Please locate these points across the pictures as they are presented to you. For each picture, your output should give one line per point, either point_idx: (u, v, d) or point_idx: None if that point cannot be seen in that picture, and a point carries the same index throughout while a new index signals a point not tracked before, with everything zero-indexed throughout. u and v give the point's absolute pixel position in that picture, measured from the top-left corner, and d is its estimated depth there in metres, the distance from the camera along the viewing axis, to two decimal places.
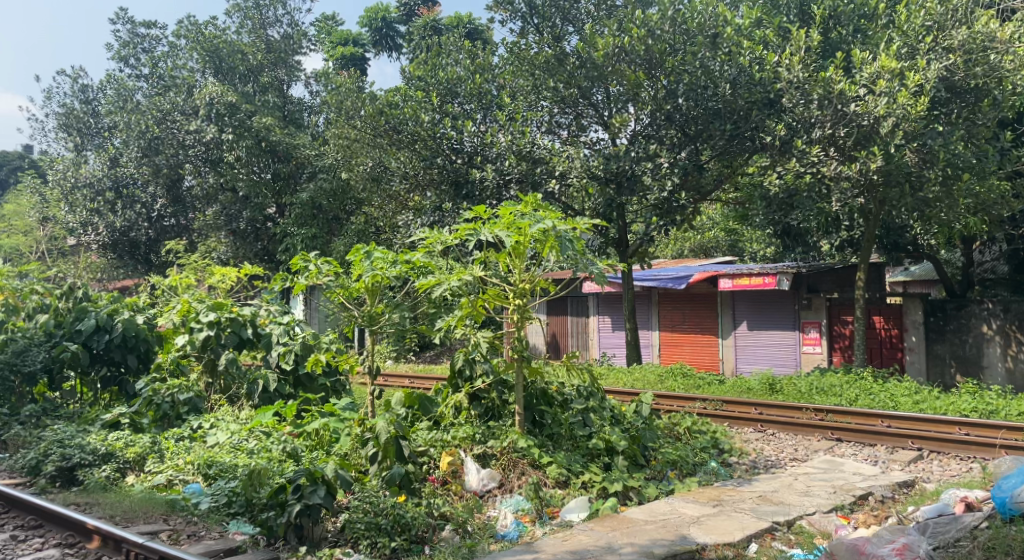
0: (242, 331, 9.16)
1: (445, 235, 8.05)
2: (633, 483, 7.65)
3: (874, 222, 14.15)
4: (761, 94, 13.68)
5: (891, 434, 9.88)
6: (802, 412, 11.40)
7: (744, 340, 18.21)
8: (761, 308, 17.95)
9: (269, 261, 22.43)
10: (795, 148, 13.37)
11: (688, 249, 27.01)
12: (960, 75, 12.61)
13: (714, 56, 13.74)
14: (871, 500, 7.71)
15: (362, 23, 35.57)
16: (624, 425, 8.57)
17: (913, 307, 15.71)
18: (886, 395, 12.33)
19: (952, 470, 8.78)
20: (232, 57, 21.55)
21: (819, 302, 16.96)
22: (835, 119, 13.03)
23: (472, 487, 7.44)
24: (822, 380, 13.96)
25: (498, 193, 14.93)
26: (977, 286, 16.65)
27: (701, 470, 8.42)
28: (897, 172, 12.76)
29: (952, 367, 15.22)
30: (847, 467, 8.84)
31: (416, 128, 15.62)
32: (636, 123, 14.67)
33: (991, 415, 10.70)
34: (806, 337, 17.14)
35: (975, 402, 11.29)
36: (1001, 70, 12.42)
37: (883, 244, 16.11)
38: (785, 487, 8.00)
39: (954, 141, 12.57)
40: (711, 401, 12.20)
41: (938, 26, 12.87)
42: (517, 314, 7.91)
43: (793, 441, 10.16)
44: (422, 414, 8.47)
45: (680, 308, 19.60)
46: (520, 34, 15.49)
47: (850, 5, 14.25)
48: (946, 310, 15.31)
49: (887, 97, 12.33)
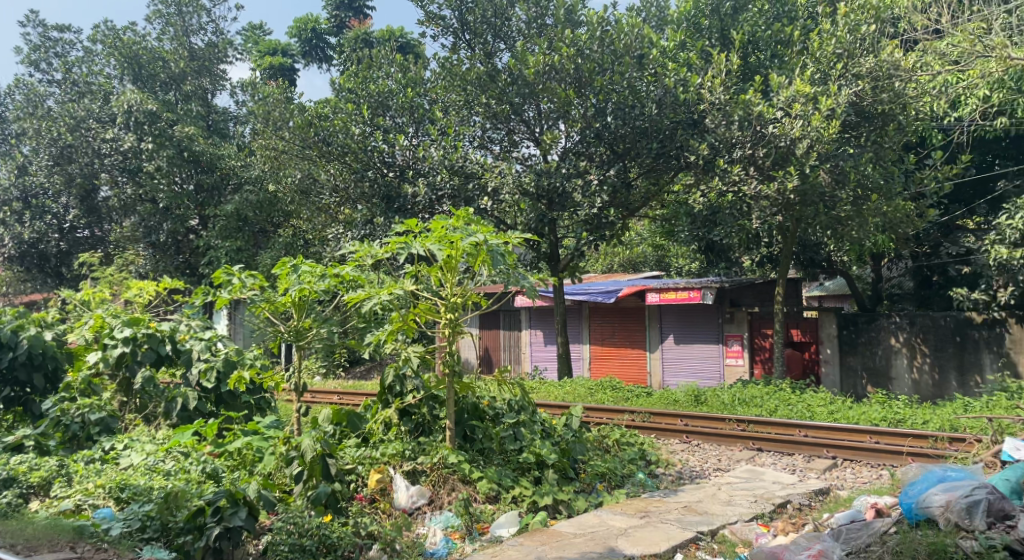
0: (160, 347, 8.87)
1: (375, 249, 8.09)
2: (563, 496, 7.82)
3: (791, 240, 14.73)
4: (685, 114, 14.27)
5: (807, 443, 10.28)
6: (725, 423, 11.71)
7: (671, 353, 18.63)
8: (687, 322, 18.39)
9: (190, 275, 21.93)
10: (717, 167, 13.90)
11: (618, 264, 27.53)
12: (868, 100, 13.15)
13: (641, 76, 14.25)
14: (789, 508, 8.06)
15: (291, 33, 35.12)
16: (555, 438, 8.69)
17: (828, 320, 15.89)
18: (804, 405, 12.78)
19: (864, 478, 9.21)
20: (152, 64, 21.00)
21: (741, 315, 17.54)
22: (755, 140, 13.56)
23: (402, 505, 7.44)
24: (744, 391, 14.36)
25: (430, 207, 15.01)
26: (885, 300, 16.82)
27: (629, 482, 8.63)
28: (813, 192, 13.23)
29: (864, 378, 15.50)
30: (767, 476, 9.19)
31: (347, 140, 15.40)
32: (567, 140, 14.94)
33: (899, 423, 11.11)
34: (729, 349, 17.69)
35: (885, 411, 11.70)
36: (905, 97, 13.02)
37: (801, 261, 16.34)
38: (709, 497, 8.28)
39: (863, 163, 13.24)
40: (639, 414, 12.43)
41: (848, 53, 13.22)
42: (449, 328, 7.98)
43: (716, 452, 10.49)
44: (350, 431, 8.27)
45: (609, 322, 19.88)
46: (451, 50, 15.62)
47: (767, 30, 14.82)
48: (858, 323, 15.56)
49: (802, 120, 12.92)
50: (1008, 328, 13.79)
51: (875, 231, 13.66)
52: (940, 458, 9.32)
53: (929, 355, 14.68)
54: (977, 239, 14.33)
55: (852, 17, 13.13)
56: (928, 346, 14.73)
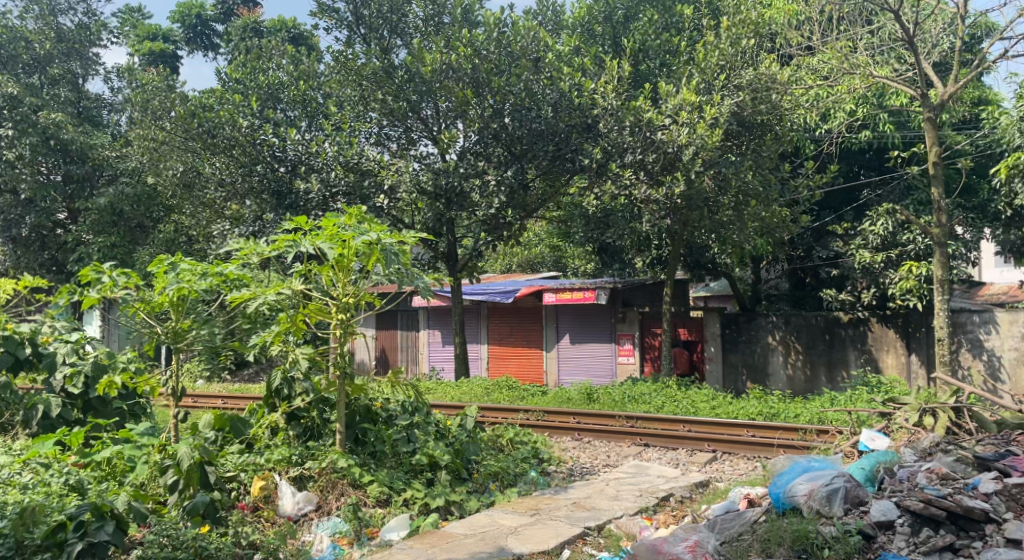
0: (19, 351, 8.75)
1: (261, 247, 7.94)
2: (455, 498, 7.88)
3: (679, 241, 15.29)
4: (580, 118, 14.46)
5: (690, 438, 10.73)
6: (615, 420, 12.08)
7: (567, 352, 19.01)
8: (581, 322, 18.83)
9: (58, 272, 20.84)
10: (610, 172, 14.36)
11: (515, 264, 27.87)
12: (748, 110, 13.79)
13: (537, 79, 14.38)
14: (672, 501, 8.41)
15: (173, 18, 33.79)
16: (449, 439, 8.80)
17: (711, 319, 16.49)
18: (688, 401, 13.34)
19: (741, 469, 9.71)
20: (14, 45, 19.70)
21: (633, 314, 18.08)
22: (644, 145, 14.01)
23: (286, 512, 7.34)
24: (634, 388, 14.86)
25: (323, 205, 14.69)
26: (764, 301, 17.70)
27: (521, 481, 8.80)
28: (698, 197, 13.84)
29: (744, 374, 16.28)
30: (652, 471, 9.55)
31: (234, 133, 14.95)
32: (465, 140, 14.99)
33: (774, 417, 11.75)
34: (622, 348, 18.21)
35: (760, 406, 12.34)
36: (781, 108, 13.82)
37: (688, 262, 16.98)
38: (597, 492, 8.54)
39: (743, 171, 13.85)
40: (533, 413, 12.65)
41: (729, 65, 13.84)
42: (341, 329, 7.90)
43: (605, 448, 10.82)
44: (234, 436, 8.18)
45: (507, 321, 20.06)
46: (346, 44, 15.41)
47: (657, 40, 15.34)
48: (739, 321, 16.33)
49: (688, 128, 13.44)
50: (871, 327, 14.72)
51: (754, 235, 14.38)
52: (806, 448, 9.91)
53: (801, 353, 15.51)
54: (845, 243, 15.32)
55: (734, 31, 13.79)
56: (801, 344, 15.57)
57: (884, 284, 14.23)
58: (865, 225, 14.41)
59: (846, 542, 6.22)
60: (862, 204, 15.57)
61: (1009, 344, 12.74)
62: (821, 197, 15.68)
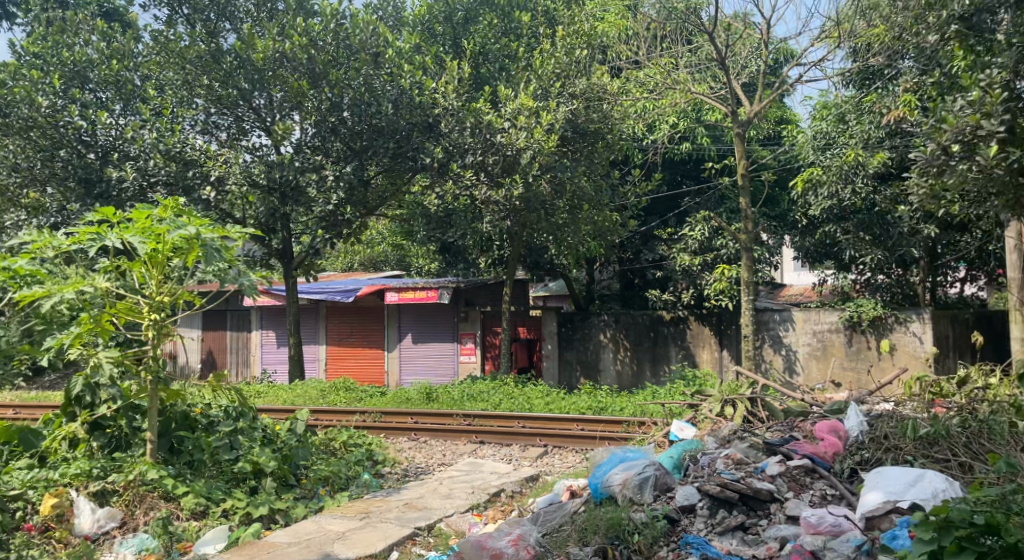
0: None
1: (58, 240, 7.51)
2: (279, 505, 7.84)
3: (518, 242, 15.74)
4: (421, 117, 14.62)
5: (523, 433, 11.14)
6: (452, 418, 12.31)
7: (409, 352, 19.10)
8: (423, 321, 19.02)
9: None
10: (452, 171, 14.52)
11: (358, 263, 27.60)
12: (582, 118, 14.31)
13: (377, 74, 14.39)
14: (502, 496, 8.74)
15: None
16: (277, 445, 8.71)
17: (548, 318, 17.12)
18: (524, 398, 13.84)
19: (569, 462, 10.19)
20: None
21: (475, 314, 18.50)
22: (485, 147, 14.30)
23: (84, 532, 7.00)
24: (471, 387, 15.19)
25: (139, 195, 14.19)
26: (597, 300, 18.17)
27: (353, 484, 8.84)
28: (536, 200, 14.33)
29: (578, 370, 17.02)
30: (486, 468, 9.86)
31: (32, 113, 13.86)
32: (301, 133, 14.68)
33: (601, 410, 12.39)
34: (463, 347, 18.60)
35: (589, 401, 12.97)
36: (611, 119, 14.55)
37: (528, 262, 17.48)
38: (429, 492, 8.73)
39: (578, 175, 14.51)
40: (370, 414, 12.65)
41: (564, 73, 14.36)
42: (153, 330, 7.59)
43: (441, 447, 11.04)
44: (23, 449, 7.90)
45: (347, 320, 19.75)
46: (167, 24, 14.71)
47: (496, 44, 15.76)
48: (573, 320, 17.04)
49: (525, 131, 13.91)
50: (689, 324, 15.86)
51: (587, 238, 15.13)
52: (625, 440, 10.54)
53: (629, 350, 16.42)
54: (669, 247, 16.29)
55: (568, 40, 14.28)
56: (629, 341, 16.48)
57: (701, 285, 15.40)
58: (685, 230, 15.47)
59: (654, 527, 6.57)
60: (684, 211, 16.58)
61: (803, 339, 14.11)
62: (647, 204, 16.52)
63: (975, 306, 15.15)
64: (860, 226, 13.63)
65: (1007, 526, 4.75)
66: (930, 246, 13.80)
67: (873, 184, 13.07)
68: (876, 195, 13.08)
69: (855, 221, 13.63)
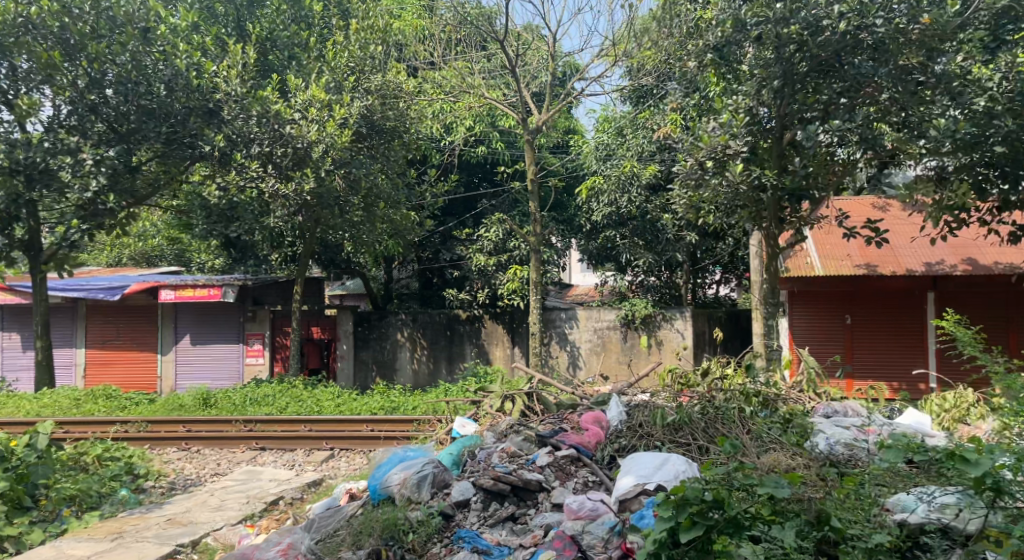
0: None
1: None
2: (10, 531, 7.22)
3: (310, 238, 15.11)
4: (201, 101, 12.64)
5: (308, 437, 10.95)
6: (232, 425, 11.74)
7: (188, 354, 18.18)
8: (204, 322, 18.12)
9: None
10: (234, 163, 13.18)
11: (129, 258, 25.46)
12: (378, 115, 14.07)
13: (147, 51, 12.15)
14: (280, 504, 8.59)
15: None
16: (12, 463, 7.85)
17: (345, 318, 16.64)
18: (313, 400, 13.47)
19: (355, 465, 10.12)
20: None
21: (263, 313, 17.89)
22: (272, 138, 13.17)
23: None
24: (256, 390, 14.57)
25: None
26: (395, 299, 18.00)
27: (106, 503, 8.33)
28: (329, 195, 13.70)
29: (373, 370, 16.79)
30: (264, 475, 9.63)
31: None
32: None
33: (392, 410, 12.41)
34: (250, 348, 17.92)
35: (380, 401, 12.95)
36: (406, 118, 14.43)
37: (322, 260, 17.04)
38: (198, 505, 8.45)
39: (374, 173, 14.19)
40: (134, 423, 11.81)
41: (359, 68, 14.13)
42: None
43: (216, 456, 10.62)
44: None
45: (115, 321, 18.50)
46: None
47: (284, 30, 15.11)
48: (370, 320, 16.78)
49: (317, 125, 13.22)
50: (484, 323, 16.28)
51: (383, 237, 15.18)
52: (409, 439, 10.65)
53: (426, 349, 16.46)
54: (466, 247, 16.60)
55: (364, 35, 14.09)
56: (426, 340, 16.54)
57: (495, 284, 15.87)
58: (480, 231, 15.86)
59: (429, 524, 6.69)
60: (480, 212, 17.00)
61: (585, 336, 14.79)
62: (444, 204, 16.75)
63: (729, 306, 16.82)
64: (634, 232, 14.84)
65: (729, 501, 5.32)
66: (692, 251, 15.38)
67: (645, 195, 14.35)
68: (648, 203, 14.35)
69: (631, 227, 14.83)
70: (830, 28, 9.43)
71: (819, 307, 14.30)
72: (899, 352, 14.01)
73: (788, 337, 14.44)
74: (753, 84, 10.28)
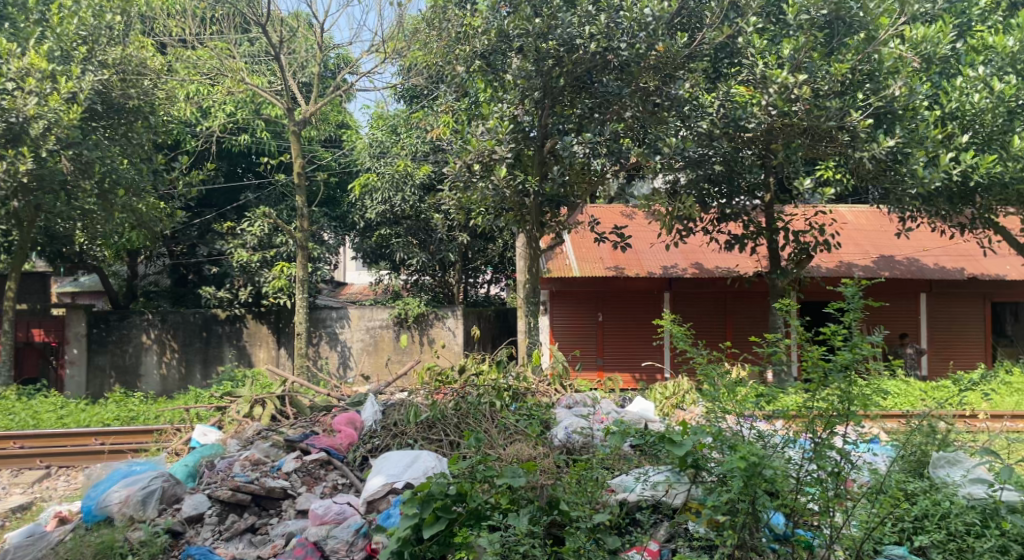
0: None
1: None
2: None
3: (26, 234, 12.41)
4: None
5: (18, 455, 9.49)
6: None
7: None
8: None
9: None
10: None
11: None
12: (115, 92, 12.27)
13: None
14: None
15: None
16: None
17: (75, 318, 14.34)
18: (28, 413, 11.54)
19: (76, 484, 9.02)
20: None
21: None
22: None
23: None
24: None
25: None
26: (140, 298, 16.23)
27: None
28: (51, 178, 11.51)
29: (112, 378, 14.71)
30: None
31: None
32: None
33: (131, 420, 11.29)
34: None
35: (118, 410, 11.70)
36: (150, 96, 12.75)
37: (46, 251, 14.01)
38: None
39: (114, 158, 12.34)
40: None
41: (92, 38, 12.10)
42: None
43: None
44: None
45: None
46: None
47: None
48: (108, 321, 14.66)
49: (36, 97, 11.15)
50: (246, 323, 15.05)
51: (125, 227, 12.75)
52: (138, 451, 9.65)
53: (177, 352, 14.79)
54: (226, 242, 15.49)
55: (98, 2, 12.25)
56: (177, 343, 14.83)
57: (259, 283, 14.81)
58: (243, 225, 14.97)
59: (152, 544, 6.07)
60: (243, 205, 15.88)
61: (357, 335, 14.39)
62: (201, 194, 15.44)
63: (498, 305, 17.43)
64: (409, 231, 15.02)
65: (471, 492, 5.39)
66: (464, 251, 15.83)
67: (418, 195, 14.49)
68: (421, 203, 14.53)
69: (406, 226, 14.96)
70: (583, 47, 10.14)
71: (575, 308, 15.07)
72: (641, 350, 15.09)
73: (547, 335, 15.01)
74: (516, 93, 10.72)
